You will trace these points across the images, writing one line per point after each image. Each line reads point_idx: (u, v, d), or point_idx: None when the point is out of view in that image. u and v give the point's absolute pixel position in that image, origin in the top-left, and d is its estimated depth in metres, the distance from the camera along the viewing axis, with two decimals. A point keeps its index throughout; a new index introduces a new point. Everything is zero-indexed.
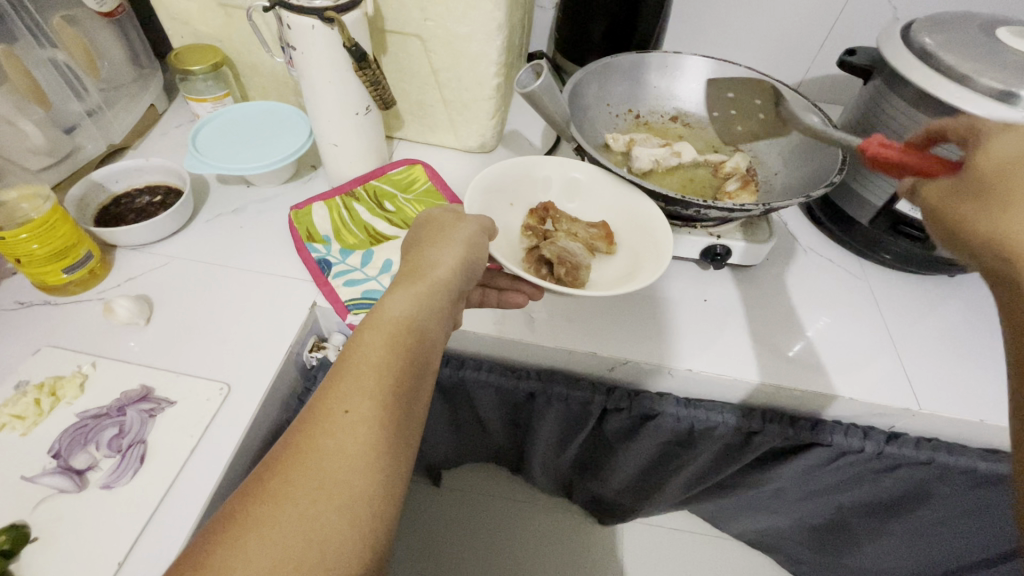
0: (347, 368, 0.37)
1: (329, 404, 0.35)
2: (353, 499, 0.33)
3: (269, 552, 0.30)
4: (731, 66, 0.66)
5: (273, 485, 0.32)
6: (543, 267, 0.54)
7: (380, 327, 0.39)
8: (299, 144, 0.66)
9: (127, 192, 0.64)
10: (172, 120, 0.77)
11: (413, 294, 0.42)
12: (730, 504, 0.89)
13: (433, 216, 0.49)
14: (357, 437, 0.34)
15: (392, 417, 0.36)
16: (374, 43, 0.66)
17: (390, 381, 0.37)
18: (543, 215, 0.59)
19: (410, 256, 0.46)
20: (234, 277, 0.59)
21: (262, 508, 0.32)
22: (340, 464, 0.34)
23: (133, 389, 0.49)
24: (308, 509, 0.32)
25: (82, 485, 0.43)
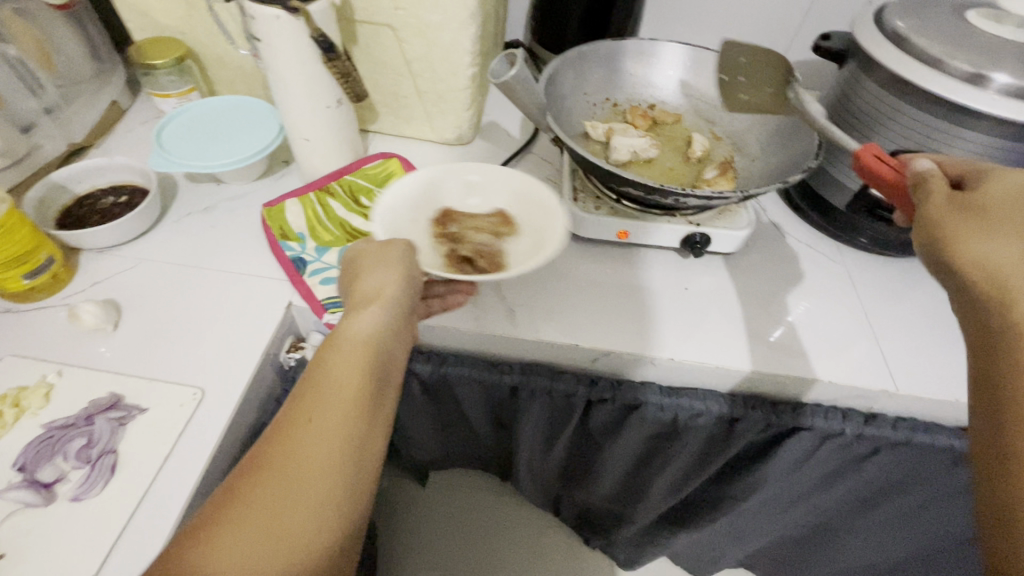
0: (313, 389, 0.37)
1: (295, 425, 0.35)
2: (321, 518, 0.33)
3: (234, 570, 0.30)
4: (707, 52, 0.66)
5: (238, 506, 0.32)
6: (464, 264, 0.52)
7: (341, 347, 0.38)
8: (269, 139, 0.64)
9: (91, 193, 0.62)
10: (136, 117, 0.74)
11: (368, 318, 0.40)
12: (710, 536, 0.88)
13: (364, 242, 0.46)
14: (324, 455, 0.34)
15: (360, 434, 0.36)
16: (344, 34, 0.64)
17: (357, 400, 0.36)
18: (441, 220, 0.56)
19: (358, 273, 0.44)
20: (205, 278, 0.57)
21: (227, 530, 0.31)
22: (306, 484, 0.33)
23: (102, 398, 0.47)
24: (277, 529, 0.32)
25: (50, 498, 0.42)
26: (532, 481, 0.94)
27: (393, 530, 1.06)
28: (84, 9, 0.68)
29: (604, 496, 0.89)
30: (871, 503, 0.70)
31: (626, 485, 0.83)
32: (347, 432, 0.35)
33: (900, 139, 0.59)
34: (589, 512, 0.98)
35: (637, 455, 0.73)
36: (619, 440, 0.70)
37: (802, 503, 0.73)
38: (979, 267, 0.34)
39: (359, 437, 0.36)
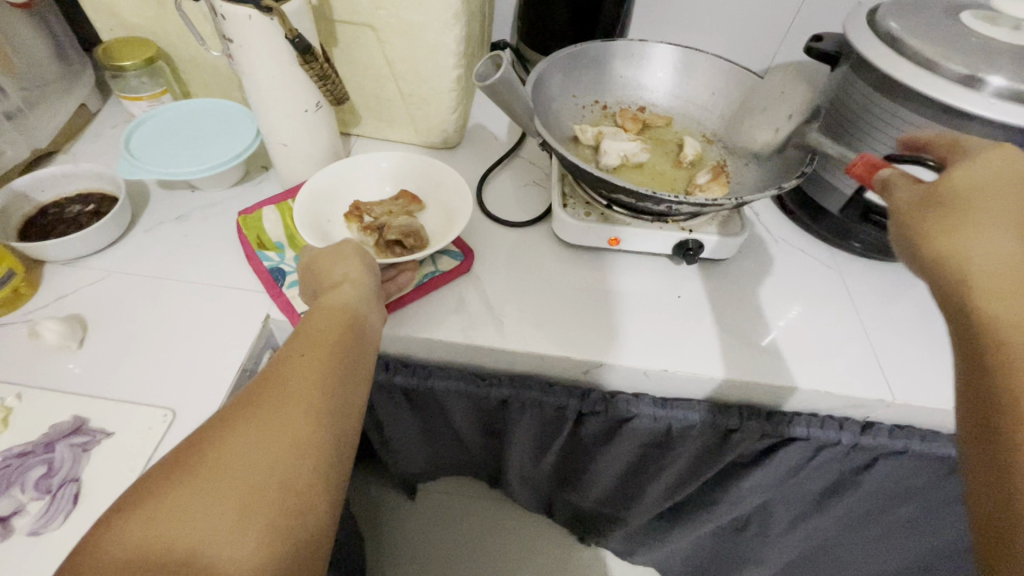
0: (299, 336, 0.39)
1: (283, 359, 0.37)
2: (311, 425, 0.34)
3: (226, 473, 0.31)
4: (698, 53, 0.65)
5: (230, 420, 0.33)
6: (395, 249, 0.57)
7: (324, 307, 0.42)
8: (245, 144, 0.61)
9: (56, 202, 0.59)
10: (106, 121, 0.71)
11: (345, 289, 0.44)
12: (704, 539, 0.86)
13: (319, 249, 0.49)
14: (311, 376, 0.36)
15: (345, 365, 0.38)
16: (323, 34, 0.61)
17: (341, 337, 0.40)
18: (358, 214, 0.59)
19: (325, 262, 0.47)
20: (178, 290, 0.55)
21: (219, 438, 0.32)
22: (295, 397, 0.35)
23: (64, 422, 0.44)
24: (268, 434, 0.33)
25: (6, 533, 0.39)
26: (524, 488, 0.92)
27: (382, 542, 1.03)
28: (48, 8, 0.65)
29: (598, 500, 0.87)
30: (870, 513, 0.69)
31: (619, 490, 0.81)
32: (333, 359, 0.38)
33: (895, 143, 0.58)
34: (582, 516, 0.97)
35: (629, 462, 0.72)
36: (611, 450, 0.68)
37: (799, 514, 0.72)
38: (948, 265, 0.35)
39: (343, 367, 0.38)
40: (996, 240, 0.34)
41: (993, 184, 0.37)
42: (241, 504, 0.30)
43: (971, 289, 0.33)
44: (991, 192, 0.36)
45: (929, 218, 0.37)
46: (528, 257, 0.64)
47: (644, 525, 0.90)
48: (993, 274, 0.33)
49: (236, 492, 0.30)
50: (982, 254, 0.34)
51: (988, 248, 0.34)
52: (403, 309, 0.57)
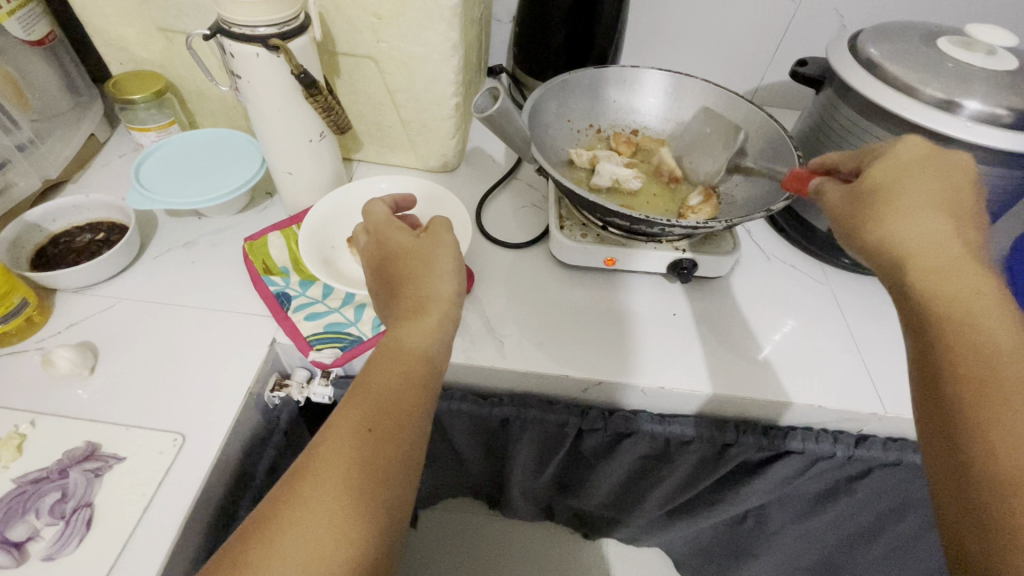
0: (365, 391, 0.40)
1: (349, 420, 0.39)
2: (381, 503, 0.37)
3: (306, 547, 0.34)
4: (688, 78, 0.67)
5: (303, 492, 0.36)
6: None
7: (393, 355, 0.42)
8: (250, 173, 0.63)
9: (67, 231, 0.60)
10: (114, 150, 0.73)
11: (421, 328, 0.43)
12: (709, 534, 0.88)
13: (394, 256, 0.48)
14: (378, 454, 0.38)
15: (409, 435, 0.39)
16: (326, 66, 0.64)
17: (407, 403, 0.40)
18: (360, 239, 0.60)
19: (409, 278, 0.46)
20: (186, 316, 0.56)
21: (293, 513, 0.35)
22: (361, 478, 0.37)
23: (77, 448, 0.45)
24: (336, 518, 0.35)
25: (22, 558, 0.40)
26: (526, 501, 0.93)
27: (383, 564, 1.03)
28: (61, 45, 0.67)
29: (599, 506, 0.88)
30: (868, 523, 0.70)
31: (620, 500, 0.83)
32: (397, 434, 0.39)
33: None
34: (584, 519, 0.98)
35: (628, 474, 0.73)
36: (611, 463, 0.69)
37: (794, 521, 0.73)
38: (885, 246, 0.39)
39: (410, 434, 0.39)
40: (921, 222, 0.38)
41: (907, 171, 0.41)
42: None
43: (906, 264, 0.38)
44: (910, 175, 0.41)
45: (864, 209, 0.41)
46: (527, 278, 0.65)
47: (645, 527, 0.91)
48: (926, 260, 0.37)
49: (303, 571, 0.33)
50: (910, 238, 0.38)
51: (923, 230, 0.38)
52: None
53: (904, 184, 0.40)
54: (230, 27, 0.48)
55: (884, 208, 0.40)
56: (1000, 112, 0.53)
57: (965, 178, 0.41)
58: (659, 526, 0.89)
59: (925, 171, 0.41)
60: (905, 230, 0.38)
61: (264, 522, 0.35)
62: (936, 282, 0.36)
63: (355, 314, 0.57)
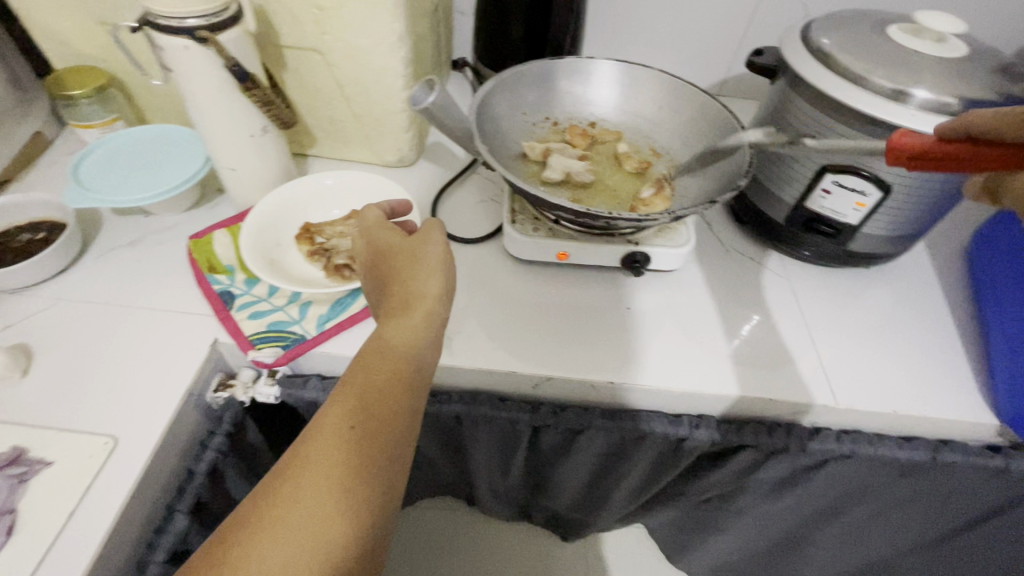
0: (349, 392, 0.39)
1: (334, 419, 0.38)
2: (366, 506, 0.35)
3: (287, 549, 0.33)
4: (642, 68, 0.67)
5: (283, 491, 0.35)
6: (344, 270, 0.58)
7: (377, 352, 0.41)
8: (195, 170, 0.62)
9: (5, 230, 0.59)
10: (62, 148, 0.71)
11: (406, 325, 0.42)
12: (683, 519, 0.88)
13: (382, 253, 0.48)
14: (361, 453, 0.36)
15: (395, 433, 0.38)
16: (271, 59, 0.63)
17: (392, 401, 0.39)
18: (309, 236, 0.60)
19: (396, 275, 0.45)
20: (125, 317, 0.55)
21: (271, 513, 0.34)
22: (344, 477, 0.36)
23: (2, 453, 0.44)
24: (316, 517, 0.34)
25: None
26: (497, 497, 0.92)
27: None
28: (3, 40, 0.66)
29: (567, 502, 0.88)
30: (828, 510, 0.70)
31: (587, 496, 0.82)
32: (382, 433, 0.38)
33: None
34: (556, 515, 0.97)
35: (591, 470, 0.72)
36: (570, 458, 0.69)
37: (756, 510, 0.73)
38: None
39: (396, 436, 0.38)
40: None
41: None
42: None
43: None
44: None
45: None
46: (480, 274, 0.64)
47: (615, 520, 0.91)
48: None
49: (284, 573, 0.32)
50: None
51: None
52: (354, 327, 0.56)
53: None
54: (157, 19, 0.47)
55: None
56: (949, 101, 0.52)
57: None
58: (629, 518, 0.89)
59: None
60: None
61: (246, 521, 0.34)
62: None
63: (300, 312, 0.57)
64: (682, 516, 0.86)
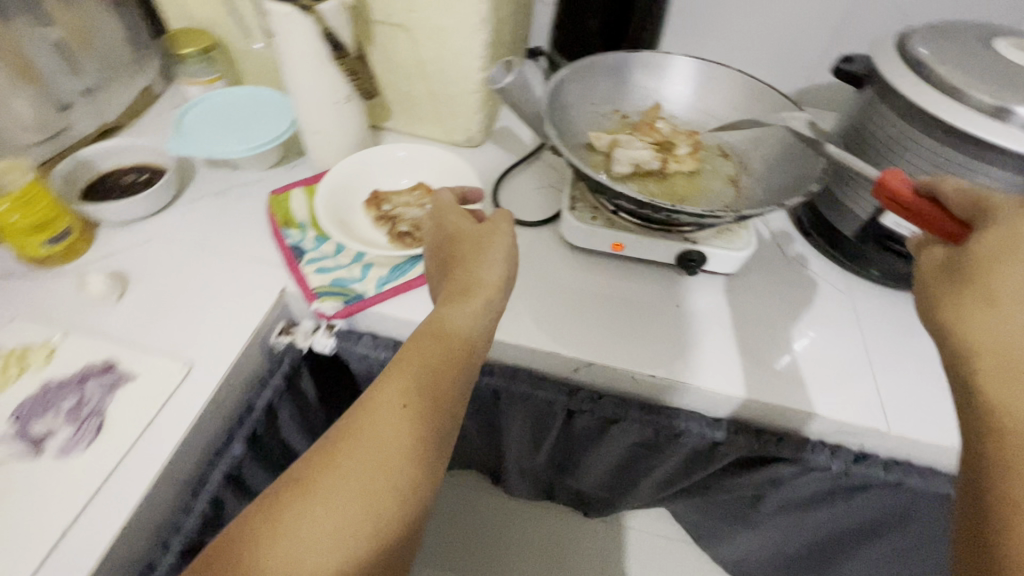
0: (408, 367, 0.41)
1: (393, 394, 0.40)
2: (416, 481, 0.38)
3: (342, 509, 0.36)
4: (719, 68, 0.66)
5: (340, 454, 0.38)
6: (406, 237, 0.60)
7: (434, 331, 0.43)
8: (280, 131, 0.66)
9: (115, 170, 0.66)
10: (167, 102, 0.78)
11: (465, 308, 0.44)
12: (710, 514, 0.88)
13: (447, 237, 0.51)
14: (414, 431, 0.39)
15: (443, 414, 0.41)
16: (360, 33, 0.66)
17: (443, 385, 0.41)
18: (377, 202, 0.63)
19: (460, 260, 0.48)
20: (208, 258, 0.60)
21: (327, 479, 0.36)
22: (396, 453, 0.38)
23: (97, 362, 0.50)
24: (370, 487, 0.37)
25: (37, 452, 0.45)
26: (523, 479, 0.94)
27: None
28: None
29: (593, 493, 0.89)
30: (867, 534, 0.68)
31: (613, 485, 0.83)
32: (431, 414, 0.40)
33: (914, 169, 0.57)
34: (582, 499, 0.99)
35: (620, 460, 0.73)
36: (602, 446, 0.70)
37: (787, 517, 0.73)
38: (957, 333, 0.33)
39: (446, 417, 0.41)
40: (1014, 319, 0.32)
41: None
42: (345, 544, 0.35)
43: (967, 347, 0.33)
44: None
45: (947, 287, 0.36)
46: (533, 257, 0.66)
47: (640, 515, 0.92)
48: (994, 354, 0.32)
49: (339, 531, 0.35)
50: (997, 331, 0.32)
51: (1011, 323, 0.32)
52: (409, 292, 0.59)
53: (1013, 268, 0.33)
54: None
55: (966, 293, 0.34)
56: None
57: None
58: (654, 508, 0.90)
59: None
60: (981, 322, 0.33)
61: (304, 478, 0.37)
62: (1002, 383, 0.30)
63: (361, 272, 0.60)
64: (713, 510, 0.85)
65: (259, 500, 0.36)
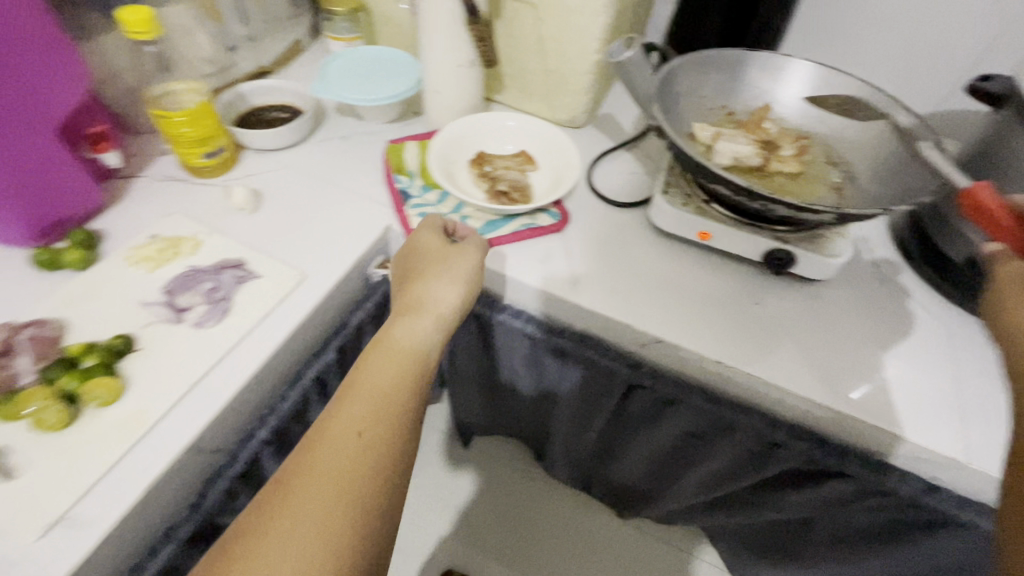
0: (360, 395, 0.42)
1: (345, 422, 0.40)
2: (377, 504, 0.38)
3: (302, 542, 0.35)
4: (841, 74, 0.65)
5: (295, 489, 0.37)
6: (504, 196, 0.65)
7: (388, 352, 0.46)
8: (406, 87, 0.73)
9: (263, 106, 0.75)
10: (310, 56, 0.88)
11: (417, 325, 0.48)
12: (755, 532, 0.86)
13: (407, 260, 0.56)
14: (370, 454, 0.39)
15: (399, 433, 0.41)
16: (491, 7, 0.72)
17: (399, 405, 0.43)
18: (481, 161, 0.68)
19: (419, 278, 0.53)
20: (329, 190, 0.68)
21: (284, 515, 0.35)
22: (354, 478, 0.38)
23: (231, 258, 0.58)
24: (330, 518, 0.36)
25: (179, 320, 0.53)
26: (565, 460, 0.96)
27: (428, 471, 1.10)
28: None
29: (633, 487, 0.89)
30: None
31: (658, 479, 0.84)
32: (387, 436, 0.41)
33: None
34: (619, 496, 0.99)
35: (672, 451, 0.73)
36: (655, 431, 0.71)
37: (843, 544, 0.71)
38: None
39: (403, 439, 0.42)
40: None
41: None
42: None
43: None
44: None
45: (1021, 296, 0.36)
46: (618, 235, 0.67)
47: (679, 517, 0.91)
48: None
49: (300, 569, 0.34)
50: None
51: None
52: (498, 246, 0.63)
53: None
54: None
55: None
56: None
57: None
58: (695, 516, 0.88)
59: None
60: None
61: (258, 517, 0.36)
62: None
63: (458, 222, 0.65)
64: (759, 527, 0.83)
65: (203, 563, 0.34)
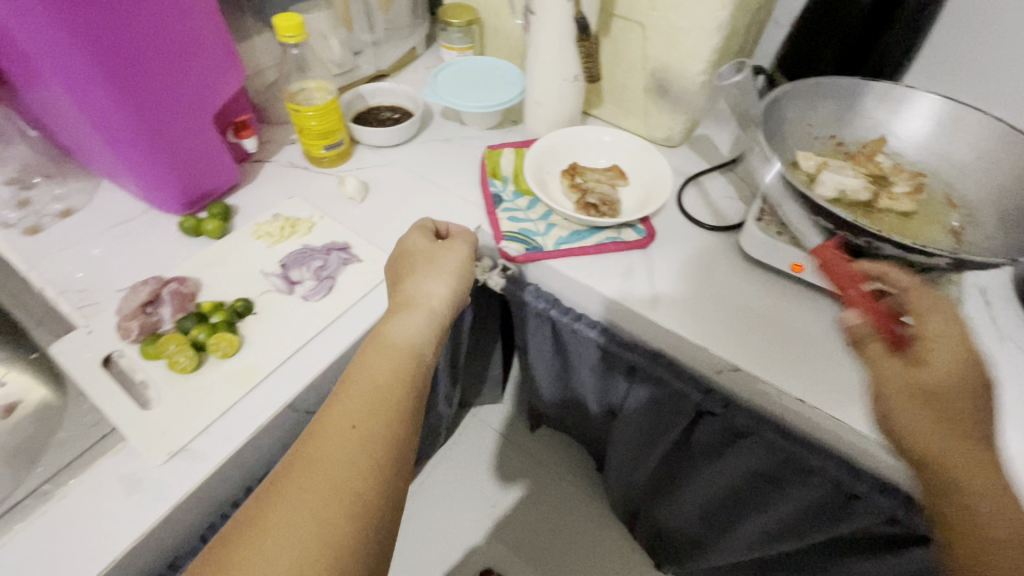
0: (350, 392, 0.43)
1: (335, 419, 0.41)
2: (374, 497, 0.38)
3: (296, 541, 0.35)
4: (973, 112, 0.60)
5: (288, 491, 0.37)
6: (591, 208, 0.66)
7: (382, 350, 0.46)
8: (509, 97, 0.77)
9: (378, 106, 0.82)
10: (423, 62, 0.95)
11: (409, 320, 0.50)
12: None
13: (402, 257, 0.57)
14: (365, 450, 0.39)
15: (394, 425, 0.42)
16: (601, 25, 0.74)
17: (392, 399, 0.43)
18: (572, 173, 0.70)
19: (411, 274, 0.55)
20: (427, 187, 0.73)
21: (277, 514, 0.35)
22: (350, 475, 0.38)
23: (339, 242, 0.65)
24: (325, 516, 0.36)
25: (290, 291, 0.60)
26: (616, 480, 0.94)
27: (481, 465, 1.13)
28: None
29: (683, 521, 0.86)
30: None
31: (712, 520, 0.80)
32: (383, 428, 0.41)
33: None
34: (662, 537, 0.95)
35: (732, 489, 0.71)
36: (718, 464, 0.68)
37: None
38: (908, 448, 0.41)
39: (399, 431, 0.42)
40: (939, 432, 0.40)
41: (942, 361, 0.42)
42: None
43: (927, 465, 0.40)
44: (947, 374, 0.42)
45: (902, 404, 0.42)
46: (703, 257, 0.67)
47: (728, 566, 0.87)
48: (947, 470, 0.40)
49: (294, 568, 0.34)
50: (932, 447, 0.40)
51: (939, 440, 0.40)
52: (582, 256, 0.65)
53: (933, 390, 0.41)
54: None
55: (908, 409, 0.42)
56: None
57: (993, 389, 0.43)
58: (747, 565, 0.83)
59: (923, 398, 0.42)
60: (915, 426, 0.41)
61: (251, 517, 0.36)
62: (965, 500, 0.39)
63: (545, 229, 0.68)
64: None
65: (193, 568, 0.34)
